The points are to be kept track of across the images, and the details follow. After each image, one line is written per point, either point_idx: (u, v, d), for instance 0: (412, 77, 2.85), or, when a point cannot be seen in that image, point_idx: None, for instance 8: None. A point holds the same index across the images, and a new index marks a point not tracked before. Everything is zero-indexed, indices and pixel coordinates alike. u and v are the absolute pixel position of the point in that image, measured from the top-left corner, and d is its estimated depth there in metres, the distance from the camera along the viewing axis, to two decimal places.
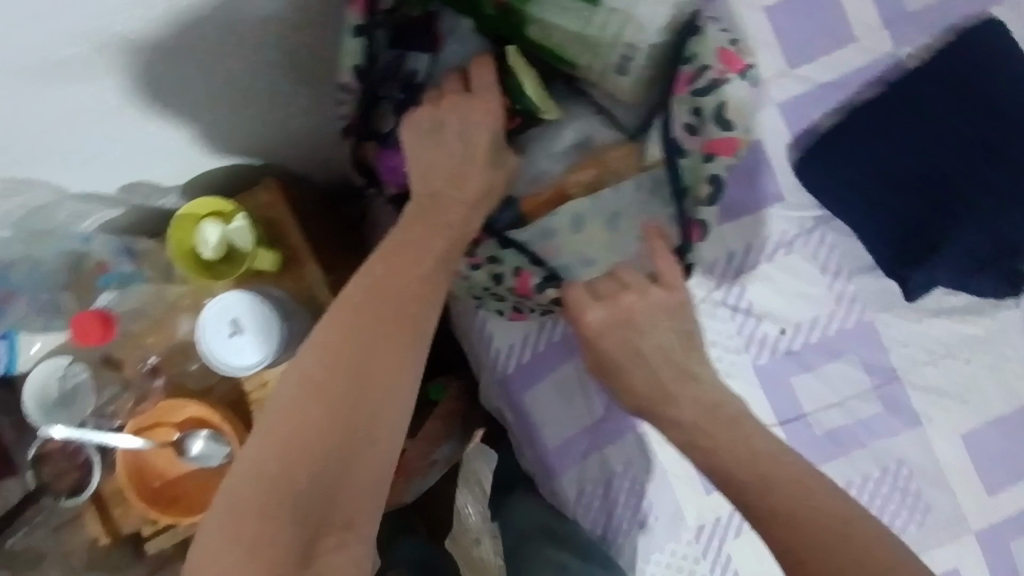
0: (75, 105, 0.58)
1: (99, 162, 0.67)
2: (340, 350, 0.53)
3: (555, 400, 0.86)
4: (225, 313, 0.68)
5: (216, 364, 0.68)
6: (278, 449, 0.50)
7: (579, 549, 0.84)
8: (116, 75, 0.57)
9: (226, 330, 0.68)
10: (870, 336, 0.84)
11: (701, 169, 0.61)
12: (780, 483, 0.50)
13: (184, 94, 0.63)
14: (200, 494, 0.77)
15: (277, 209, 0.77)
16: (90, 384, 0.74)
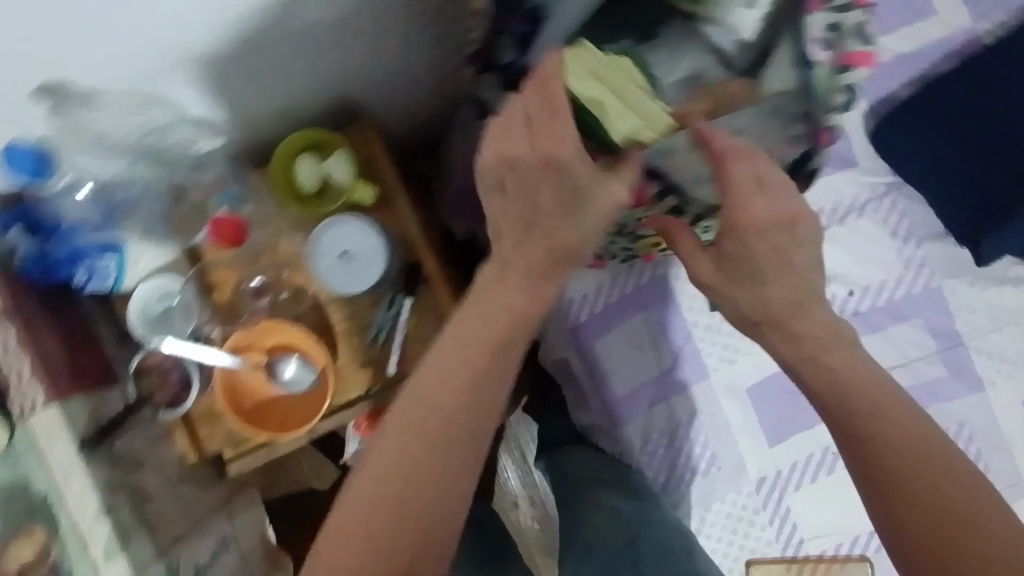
0: (221, 36, 0.61)
1: (222, 92, 0.69)
2: (430, 386, 0.60)
3: (624, 349, 0.90)
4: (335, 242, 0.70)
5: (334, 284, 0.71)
6: (385, 473, 0.58)
7: (640, 491, 0.86)
8: (259, 11, 0.59)
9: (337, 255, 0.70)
10: (937, 301, 0.86)
11: (837, 80, 0.61)
12: (887, 415, 0.55)
13: (301, 41, 0.66)
14: (289, 417, 0.79)
15: (371, 148, 0.81)
16: (191, 304, 0.78)
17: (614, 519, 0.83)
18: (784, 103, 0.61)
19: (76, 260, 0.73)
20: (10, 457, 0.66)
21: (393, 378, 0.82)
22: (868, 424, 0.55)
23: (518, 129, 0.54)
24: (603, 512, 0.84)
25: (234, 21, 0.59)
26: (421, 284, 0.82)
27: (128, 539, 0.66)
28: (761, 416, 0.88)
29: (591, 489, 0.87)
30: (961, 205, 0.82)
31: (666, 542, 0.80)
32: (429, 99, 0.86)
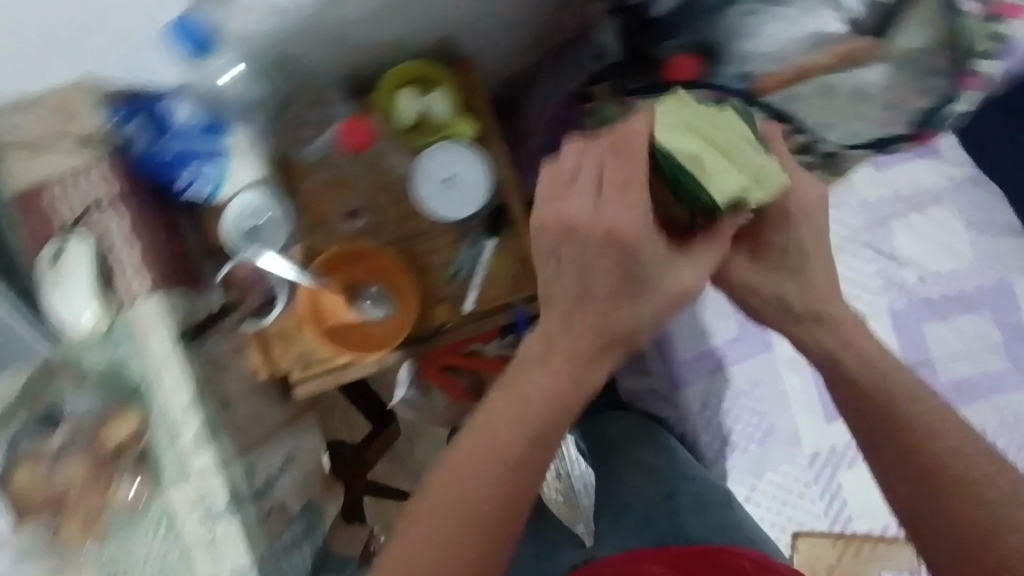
0: None
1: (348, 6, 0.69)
2: (497, 437, 0.52)
3: (695, 314, 0.91)
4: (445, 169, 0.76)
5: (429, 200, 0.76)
6: (437, 536, 0.50)
7: (673, 455, 0.84)
8: None
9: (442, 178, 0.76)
10: (1006, 295, 0.87)
11: (986, 29, 0.64)
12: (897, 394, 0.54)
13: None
14: (370, 342, 0.79)
15: (470, 84, 0.82)
16: (277, 218, 0.75)
17: (651, 480, 0.81)
18: (921, 59, 0.63)
19: (182, 161, 0.73)
20: (107, 344, 0.67)
21: (470, 315, 0.82)
22: (906, 423, 0.53)
23: (588, 180, 0.51)
24: (639, 469, 0.82)
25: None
26: (507, 226, 0.82)
27: (213, 436, 0.67)
28: (821, 392, 0.90)
29: (624, 449, 0.85)
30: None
31: (707, 497, 0.79)
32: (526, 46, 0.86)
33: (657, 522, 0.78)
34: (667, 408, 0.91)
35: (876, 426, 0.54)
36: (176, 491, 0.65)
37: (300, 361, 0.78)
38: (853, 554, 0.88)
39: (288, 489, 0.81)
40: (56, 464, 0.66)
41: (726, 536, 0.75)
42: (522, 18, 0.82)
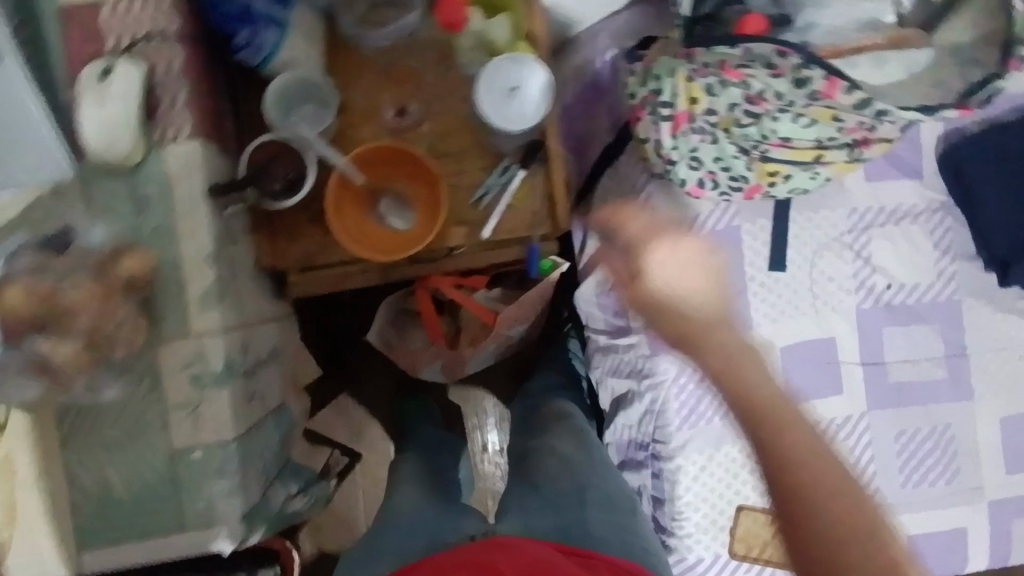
0: None
1: None
2: None
3: None
4: (507, 81, 0.71)
5: (490, 97, 0.71)
6: None
7: (579, 469, 0.95)
8: None
9: (510, 87, 0.71)
10: (955, 315, 0.98)
11: None
12: (752, 382, 0.67)
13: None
14: (382, 247, 0.80)
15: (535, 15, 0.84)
16: (324, 106, 0.78)
17: (562, 466, 0.96)
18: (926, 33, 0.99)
19: (245, 18, 0.69)
20: (142, 173, 0.62)
21: (485, 241, 0.85)
22: (768, 411, 0.65)
23: None
24: (551, 457, 0.98)
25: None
26: (537, 159, 0.85)
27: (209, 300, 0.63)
28: (790, 376, 0.96)
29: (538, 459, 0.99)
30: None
31: (611, 498, 0.91)
32: None
33: (563, 515, 0.88)
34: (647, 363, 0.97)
35: (749, 414, 0.65)
36: (175, 343, 0.61)
37: (310, 255, 0.81)
38: None
39: (270, 381, 0.76)
40: (55, 283, 0.55)
41: (625, 542, 0.84)
42: None
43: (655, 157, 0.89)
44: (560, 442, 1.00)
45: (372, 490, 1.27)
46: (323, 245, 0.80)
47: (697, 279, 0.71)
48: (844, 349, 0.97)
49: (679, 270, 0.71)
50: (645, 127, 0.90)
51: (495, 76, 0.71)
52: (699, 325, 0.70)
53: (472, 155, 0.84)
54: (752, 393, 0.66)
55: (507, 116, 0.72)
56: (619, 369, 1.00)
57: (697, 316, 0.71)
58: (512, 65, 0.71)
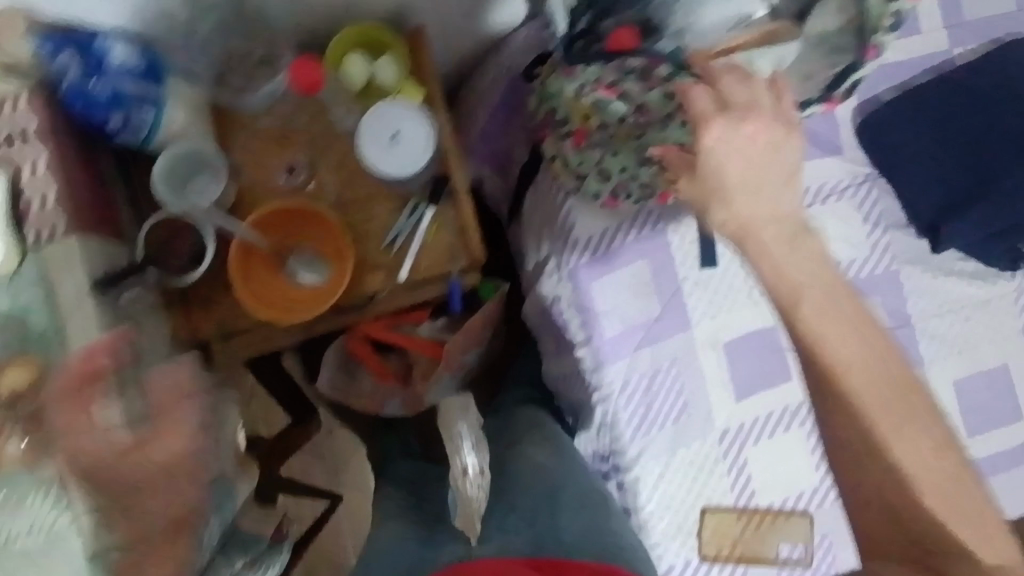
0: None
1: None
2: None
3: (621, 292, 0.94)
4: (385, 129, 0.71)
5: (377, 152, 0.71)
6: None
7: (552, 473, 0.92)
8: None
9: (390, 135, 0.71)
10: (895, 285, 0.96)
11: None
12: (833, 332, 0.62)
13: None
14: (296, 307, 0.79)
15: (418, 54, 0.83)
16: (216, 175, 0.77)
17: (534, 473, 0.92)
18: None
19: (115, 104, 0.68)
20: (25, 280, 0.64)
21: (404, 282, 0.85)
22: (878, 371, 0.62)
23: None
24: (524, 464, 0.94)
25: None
26: (444, 193, 0.84)
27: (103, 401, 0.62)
28: (735, 371, 0.95)
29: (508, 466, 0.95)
30: (962, 179, 0.94)
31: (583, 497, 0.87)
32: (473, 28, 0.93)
33: (537, 525, 0.80)
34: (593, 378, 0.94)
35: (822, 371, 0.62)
36: (77, 448, 0.60)
37: (227, 323, 0.80)
38: (755, 525, 0.95)
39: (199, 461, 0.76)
40: None
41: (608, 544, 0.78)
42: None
43: (565, 172, 0.88)
44: (529, 447, 0.98)
45: (358, 521, 1.37)
46: (238, 310, 0.80)
47: (742, 168, 0.61)
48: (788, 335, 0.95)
49: (737, 160, 0.60)
50: (549, 144, 0.86)
51: (372, 130, 0.71)
52: (824, 312, 0.62)
53: (374, 202, 0.83)
54: (834, 354, 0.61)
55: (399, 162, 0.71)
56: (569, 382, 0.99)
57: (833, 300, 0.63)
58: (383, 112, 0.70)
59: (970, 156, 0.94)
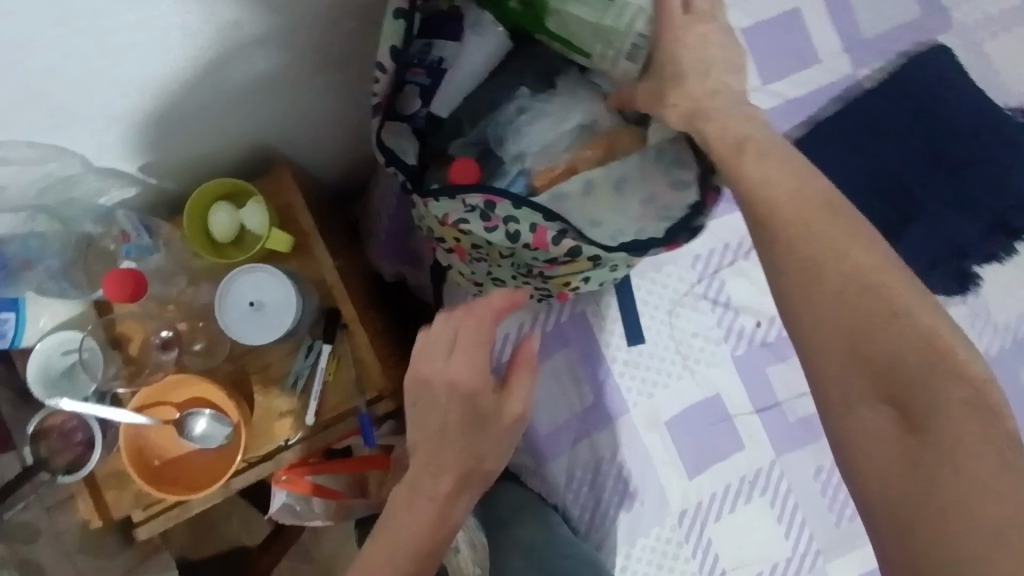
0: (123, 87, 0.62)
1: (138, 146, 0.70)
2: None
3: (549, 387, 0.90)
4: (241, 297, 0.68)
5: (240, 329, 0.68)
6: None
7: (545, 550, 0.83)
8: (164, 69, 0.62)
9: (247, 302, 0.68)
10: None
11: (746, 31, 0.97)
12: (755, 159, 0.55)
13: (229, 81, 0.68)
14: (205, 474, 0.77)
15: (288, 195, 0.81)
16: (92, 362, 0.75)
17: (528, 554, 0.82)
18: None
19: None
20: None
21: (314, 425, 0.81)
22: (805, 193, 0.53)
23: None
24: (514, 546, 0.84)
25: (161, 63, 0.61)
26: (339, 326, 0.81)
27: None
28: (682, 448, 0.90)
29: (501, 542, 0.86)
30: (884, 213, 0.87)
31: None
32: (350, 145, 0.92)
33: None
34: (541, 472, 0.91)
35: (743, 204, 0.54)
36: None
37: (137, 503, 0.77)
38: None
39: None
40: None
41: None
42: (336, 124, 0.85)
43: (465, 282, 0.84)
44: (519, 515, 0.87)
45: None
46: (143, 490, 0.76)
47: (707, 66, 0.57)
48: (733, 402, 0.90)
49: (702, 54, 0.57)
50: (439, 256, 0.82)
51: (229, 304, 0.68)
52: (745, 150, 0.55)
53: (264, 354, 0.80)
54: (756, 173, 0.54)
55: (267, 319, 0.69)
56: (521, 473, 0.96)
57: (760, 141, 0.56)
58: (228, 282, 0.68)
59: (889, 182, 0.88)
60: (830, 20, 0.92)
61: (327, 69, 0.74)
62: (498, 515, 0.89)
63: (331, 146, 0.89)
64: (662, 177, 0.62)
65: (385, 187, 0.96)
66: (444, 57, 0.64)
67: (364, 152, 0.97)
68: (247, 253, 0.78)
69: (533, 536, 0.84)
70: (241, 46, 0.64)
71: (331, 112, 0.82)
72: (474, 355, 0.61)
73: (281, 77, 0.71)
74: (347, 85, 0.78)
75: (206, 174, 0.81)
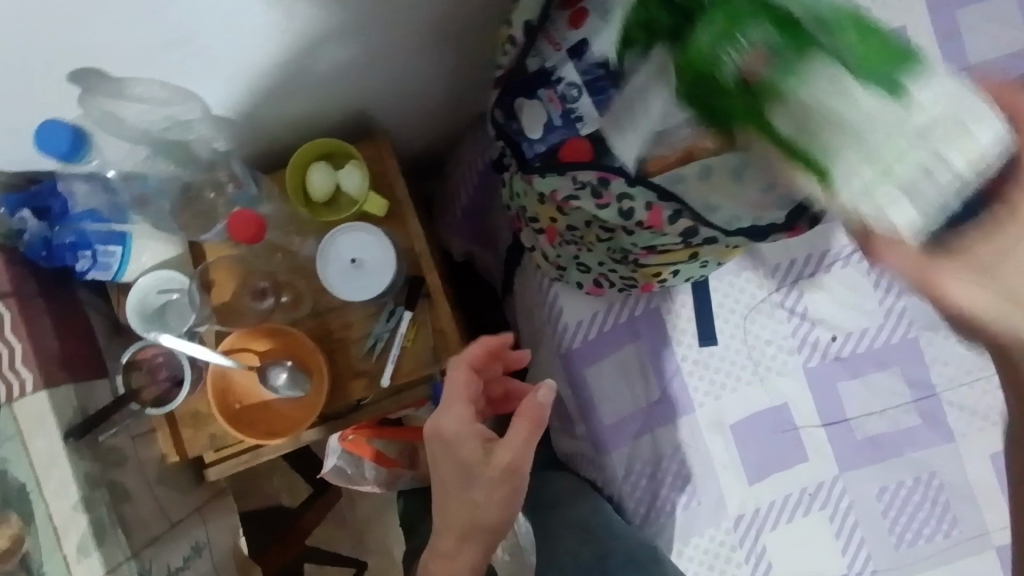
0: (255, 44, 0.64)
1: (253, 102, 0.73)
2: None
3: (616, 378, 0.90)
4: (342, 256, 0.70)
5: (350, 286, 0.71)
6: None
7: (601, 535, 0.85)
8: (294, 31, 0.64)
9: (348, 260, 0.70)
10: (915, 352, 0.91)
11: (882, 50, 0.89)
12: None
13: (349, 47, 0.69)
14: (281, 424, 0.79)
15: (385, 162, 0.83)
16: (183, 302, 0.78)
17: (584, 535, 0.85)
18: None
19: (79, 248, 0.71)
20: None
21: (388, 388, 0.83)
22: None
23: None
24: (574, 530, 0.86)
25: (294, 26, 0.63)
26: (422, 295, 0.83)
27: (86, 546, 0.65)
28: (744, 453, 0.89)
29: (558, 521, 0.88)
30: None
31: (633, 562, 0.81)
32: (441, 118, 0.94)
33: None
34: (600, 460, 0.92)
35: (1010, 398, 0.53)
36: None
37: (211, 445, 0.80)
38: None
39: None
40: None
41: None
42: (435, 97, 0.87)
43: (546, 264, 0.85)
44: (581, 499, 0.90)
45: None
46: (221, 432, 0.79)
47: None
48: (800, 413, 0.90)
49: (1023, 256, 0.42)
50: (525, 237, 0.83)
51: (336, 266, 0.71)
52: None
53: (346, 315, 0.82)
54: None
55: (368, 268, 0.71)
56: (577, 460, 0.97)
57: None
58: (329, 243, 0.70)
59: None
60: (938, 41, 0.91)
61: (440, 42, 0.75)
62: (557, 499, 0.91)
63: (424, 118, 0.91)
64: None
65: (466, 165, 0.97)
66: (585, 38, 0.64)
67: (453, 127, 0.98)
68: (343, 213, 0.80)
69: (591, 518, 0.87)
70: (304, 53, 0.67)
71: (433, 82, 0.83)
72: (465, 408, 0.70)
73: (396, 47, 0.72)
74: (455, 61, 0.80)
75: (308, 135, 0.83)
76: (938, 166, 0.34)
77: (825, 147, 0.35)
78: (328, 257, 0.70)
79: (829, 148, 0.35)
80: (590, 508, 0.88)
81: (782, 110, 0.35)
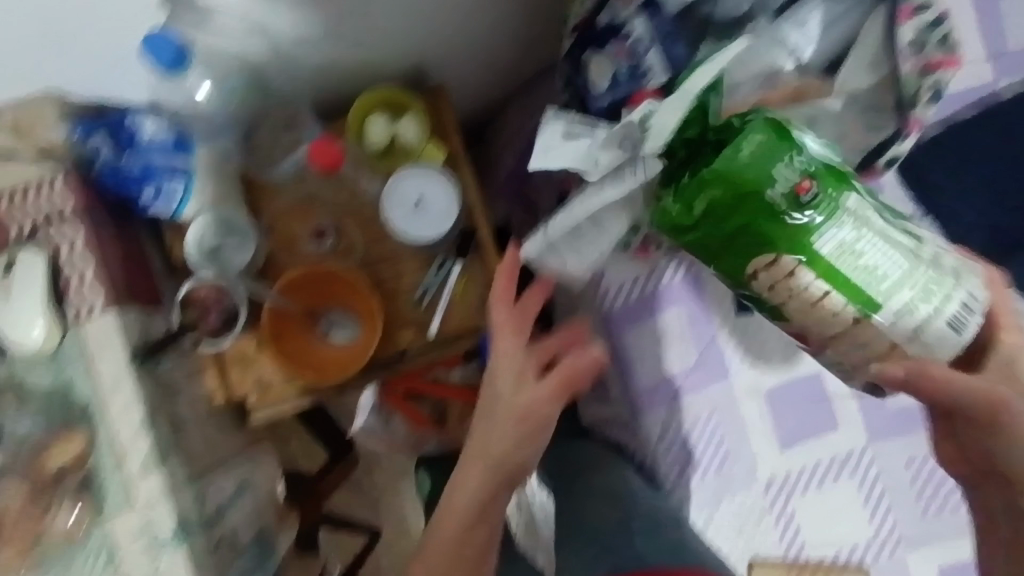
0: None
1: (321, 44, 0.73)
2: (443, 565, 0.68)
3: (659, 342, 0.92)
4: (406, 196, 0.73)
5: (413, 226, 0.73)
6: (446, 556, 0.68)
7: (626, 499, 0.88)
8: None
9: (412, 201, 0.73)
10: None
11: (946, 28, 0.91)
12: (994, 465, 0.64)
13: None
14: (334, 366, 0.78)
15: (442, 115, 0.84)
16: (239, 241, 0.77)
17: (607, 500, 0.89)
18: None
19: (146, 179, 0.72)
20: (63, 358, 0.68)
21: (436, 338, 0.83)
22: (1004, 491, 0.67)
23: None
24: (601, 497, 0.90)
25: None
26: (474, 249, 0.84)
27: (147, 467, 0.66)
28: (779, 421, 0.91)
29: (581, 492, 0.92)
30: None
31: (657, 521, 0.84)
32: (492, 78, 0.94)
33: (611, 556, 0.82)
34: (635, 421, 0.94)
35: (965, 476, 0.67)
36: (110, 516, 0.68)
37: (257, 387, 0.78)
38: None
39: (240, 518, 0.79)
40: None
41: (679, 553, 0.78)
42: (491, 53, 0.88)
43: None
44: (606, 468, 0.94)
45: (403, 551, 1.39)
46: (270, 373, 0.78)
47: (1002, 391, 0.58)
48: (835, 382, 0.91)
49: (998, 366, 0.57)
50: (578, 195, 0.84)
51: (400, 205, 0.73)
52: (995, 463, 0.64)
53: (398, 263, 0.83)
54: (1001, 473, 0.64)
55: (432, 209, 0.73)
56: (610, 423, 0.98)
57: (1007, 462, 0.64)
58: (393, 182, 0.72)
59: None
60: (982, 27, 0.93)
61: None
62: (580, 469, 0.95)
63: (476, 75, 0.92)
64: (857, 121, 0.67)
65: (515, 125, 0.98)
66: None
67: (503, 89, 0.99)
68: (402, 162, 0.81)
69: (613, 485, 0.90)
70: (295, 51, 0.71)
71: (492, 37, 0.84)
72: (519, 332, 0.68)
73: None
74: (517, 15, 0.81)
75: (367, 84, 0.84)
76: (933, 290, 0.54)
77: (858, 264, 0.55)
78: (392, 196, 0.73)
79: (857, 261, 0.55)
80: (616, 476, 0.92)
81: (824, 229, 0.55)
